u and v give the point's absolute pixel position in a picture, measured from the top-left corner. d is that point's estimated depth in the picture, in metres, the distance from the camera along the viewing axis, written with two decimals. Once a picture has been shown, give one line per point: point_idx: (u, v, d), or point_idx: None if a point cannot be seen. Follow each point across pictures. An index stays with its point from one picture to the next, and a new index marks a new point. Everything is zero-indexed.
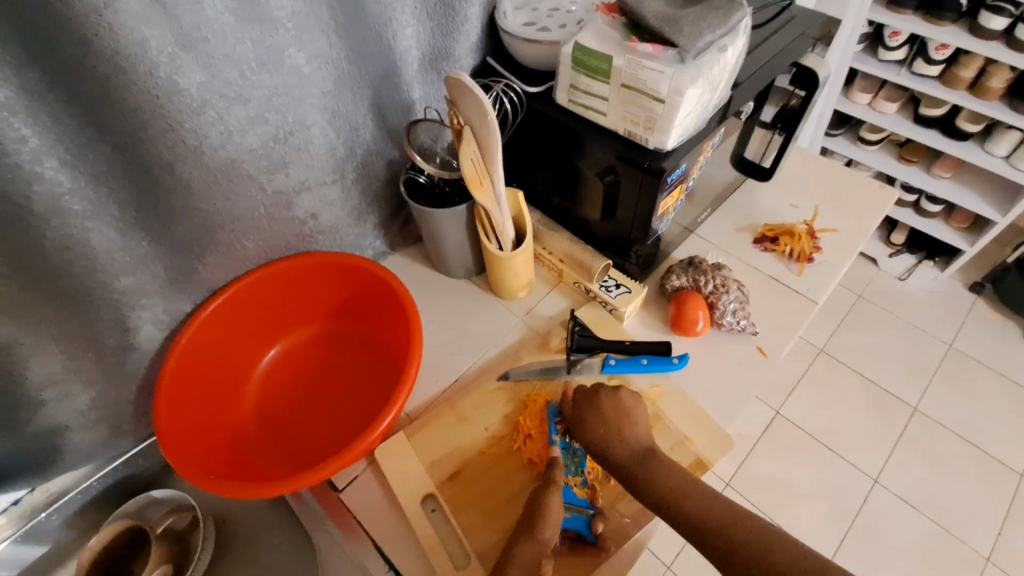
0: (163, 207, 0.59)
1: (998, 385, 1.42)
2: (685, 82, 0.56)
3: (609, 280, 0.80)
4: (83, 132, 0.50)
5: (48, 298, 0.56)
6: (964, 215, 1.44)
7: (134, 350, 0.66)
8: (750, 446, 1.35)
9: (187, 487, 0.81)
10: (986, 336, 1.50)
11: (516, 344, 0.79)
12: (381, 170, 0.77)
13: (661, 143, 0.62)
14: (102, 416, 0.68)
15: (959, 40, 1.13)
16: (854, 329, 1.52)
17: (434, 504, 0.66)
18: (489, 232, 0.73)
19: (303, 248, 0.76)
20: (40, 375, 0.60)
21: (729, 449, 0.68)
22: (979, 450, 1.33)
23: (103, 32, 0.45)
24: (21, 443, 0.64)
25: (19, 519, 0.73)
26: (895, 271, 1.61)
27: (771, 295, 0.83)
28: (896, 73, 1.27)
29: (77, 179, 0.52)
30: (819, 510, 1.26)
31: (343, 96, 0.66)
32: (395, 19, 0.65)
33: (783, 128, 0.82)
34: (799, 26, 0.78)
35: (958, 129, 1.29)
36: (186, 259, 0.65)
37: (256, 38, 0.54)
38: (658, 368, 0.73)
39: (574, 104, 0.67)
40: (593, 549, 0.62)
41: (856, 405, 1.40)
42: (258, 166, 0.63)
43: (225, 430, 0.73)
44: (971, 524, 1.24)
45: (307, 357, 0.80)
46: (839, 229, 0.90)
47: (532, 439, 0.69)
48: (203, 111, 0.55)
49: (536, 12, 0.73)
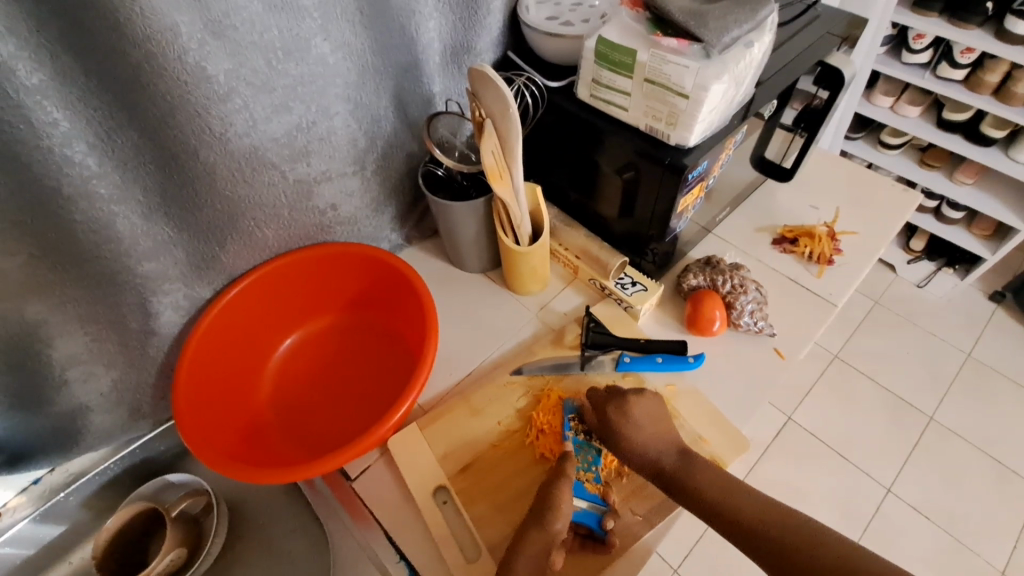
0: (187, 194, 0.60)
1: (1016, 395, 1.40)
2: (710, 77, 0.56)
3: (625, 278, 0.79)
4: (112, 116, 0.51)
5: (75, 280, 0.57)
6: (987, 222, 1.41)
7: (154, 335, 0.67)
8: (762, 450, 1.34)
9: (202, 473, 0.82)
10: (1005, 345, 1.48)
11: (531, 338, 0.79)
12: (400, 162, 0.77)
13: (682, 139, 0.62)
14: (122, 398, 0.69)
15: (986, 44, 1.11)
16: (869, 335, 1.51)
17: (445, 495, 0.66)
18: (507, 226, 0.73)
19: (321, 238, 0.77)
20: (64, 356, 0.61)
21: (744, 450, 0.67)
22: (995, 460, 1.31)
23: (136, 17, 0.45)
24: (44, 422, 0.65)
25: (39, 499, 0.75)
26: (914, 278, 1.59)
27: (788, 297, 0.82)
28: (920, 76, 1.25)
29: (105, 163, 0.53)
30: (830, 517, 1.25)
31: (365, 86, 0.67)
32: (419, 12, 0.65)
33: (804, 129, 0.81)
34: (824, 24, 0.77)
35: (983, 134, 1.27)
36: (207, 246, 0.66)
37: (284, 27, 0.55)
38: (673, 367, 0.73)
39: (595, 99, 0.67)
40: (603, 547, 0.61)
41: (871, 412, 1.38)
42: (281, 155, 0.64)
43: (241, 417, 0.73)
44: (987, 536, 1.22)
45: (323, 346, 0.81)
46: (859, 231, 0.89)
47: (545, 433, 0.68)
48: (229, 99, 0.55)
49: (559, 7, 0.73)
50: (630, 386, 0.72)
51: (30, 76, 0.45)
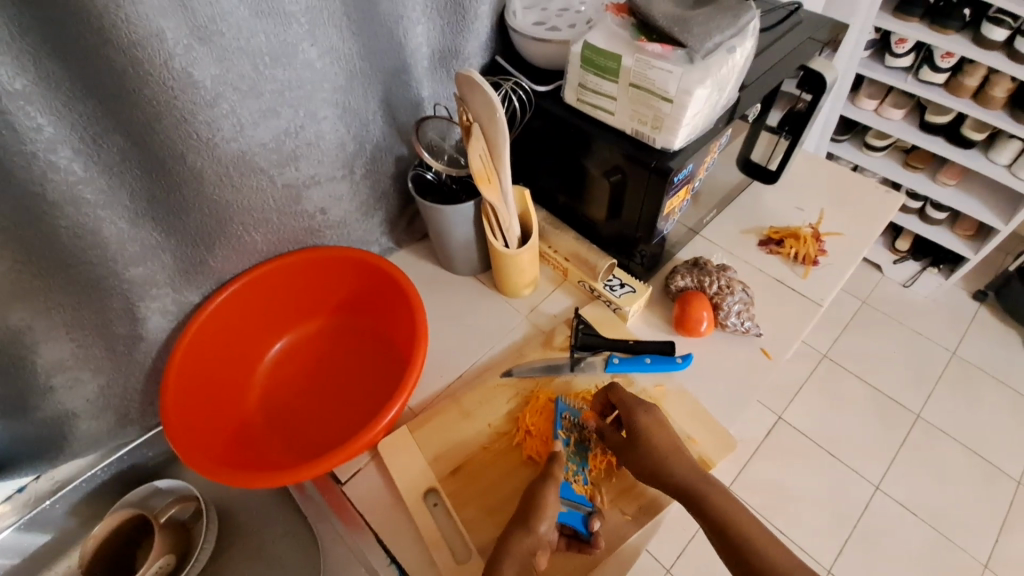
0: (175, 199, 0.60)
1: (999, 393, 1.42)
2: (694, 82, 0.57)
3: (614, 280, 0.80)
4: (98, 120, 0.51)
5: (61, 285, 0.57)
6: (970, 222, 1.43)
7: (142, 340, 0.67)
8: (752, 450, 1.35)
9: (192, 478, 0.82)
10: (989, 344, 1.50)
11: (521, 341, 0.80)
12: (389, 166, 0.78)
13: (667, 143, 0.63)
14: (109, 404, 0.69)
15: (965, 49, 1.13)
16: (857, 335, 1.52)
17: (436, 498, 0.67)
18: (496, 230, 0.73)
19: (310, 243, 0.77)
20: (50, 361, 0.61)
21: (731, 450, 0.68)
22: (978, 456, 1.33)
23: (121, 23, 0.45)
24: (31, 428, 0.65)
25: (23, 507, 0.74)
26: (900, 278, 1.61)
27: (776, 298, 0.83)
28: (903, 79, 1.27)
29: (91, 168, 0.53)
30: (820, 514, 1.26)
31: (354, 91, 0.67)
32: (407, 17, 0.65)
33: (790, 132, 0.82)
34: (807, 29, 0.78)
35: (964, 137, 1.29)
36: (195, 251, 0.66)
37: (271, 32, 0.55)
38: (661, 368, 0.73)
39: (582, 103, 0.68)
40: (589, 548, 0.61)
41: (858, 410, 1.40)
42: (269, 159, 0.64)
43: (231, 423, 0.73)
44: (970, 531, 1.24)
45: (313, 351, 0.81)
46: (844, 232, 0.90)
47: (532, 435, 0.69)
48: (216, 104, 0.55)
49: (546, 12, 0.73)
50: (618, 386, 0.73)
51: (13, 81, 0.45)
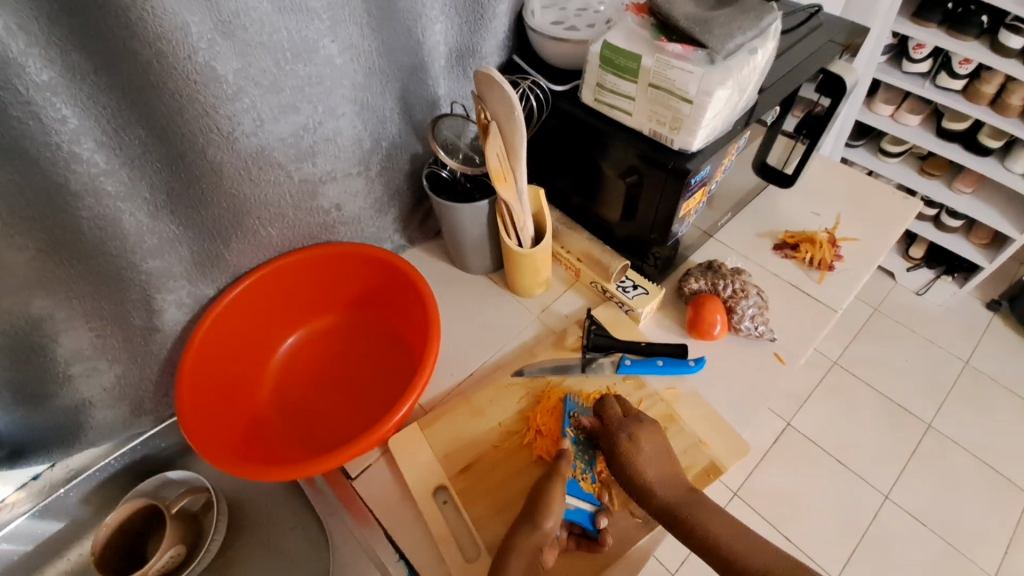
0: (194, 192, 0.60)
1: (1012, 404, 1.40)
2: (714, 83, 0.56)
3: (626, 281, 0.80)
4: (121, 112, 0.51)
5: (81, 275, 0.57)
6: (986, 231, 1.42)
7: (157, 332, 0.67)
8: (761, 456, 1.34)
9: (203, 470, 0.82)
10: (1002, 354, 1.48)
11: (532, 341, 0.79)
12: (404, 164, 0.78)
13: (685, 143, 0.62)
14: (125, 394, 0.70)
15: (983, 56, 1.12)
16: (869, 342, 1.51)
17: (446, 495, 0.67)
18: (510, 228, 0.73)
19: (324, 238, 0.77)
20: (69, 350, 0.61)
21: (743, 455, 0.68)
22: (989, 468, 1.31)
23: (147, 17, 0.46)
24: (48, 417, 0.65)
25: (36, 496, 0.75)
26: (913, 286, 1.60)
27: (791, 302, 0.83)
28: (920, 85, 1.26)
29: (112, 160, 0.53)
30: (829, 522, 1.25)
31: (372, 87, 0.67)
32: (426, 15, 0.65)
33: (807, 136, 0.81)
34: (826, 32, 0.78)
35: (981, 144, 1.27)
36: (212, 244, 0.66)
37: (293, 28, 0.55)
38: (673, 371, 0.73)
39: (599, 103, 0.67)
40: (597, 546, 0.61)
41: (869, 418, 1.38)
42: (288, 155, 0.64)
43: (243, 416, 0.73)
44: (979, 542, 1.23)
45: (324, 346, 0.81)
46: (860, 238, 0.89)
47: (543, 435, 0.69)
48: (237, 98, 0.56)
49: (564, 12, 0.73)
50: (630, 388, 0.73)
51: (40, 72, 0.45)
